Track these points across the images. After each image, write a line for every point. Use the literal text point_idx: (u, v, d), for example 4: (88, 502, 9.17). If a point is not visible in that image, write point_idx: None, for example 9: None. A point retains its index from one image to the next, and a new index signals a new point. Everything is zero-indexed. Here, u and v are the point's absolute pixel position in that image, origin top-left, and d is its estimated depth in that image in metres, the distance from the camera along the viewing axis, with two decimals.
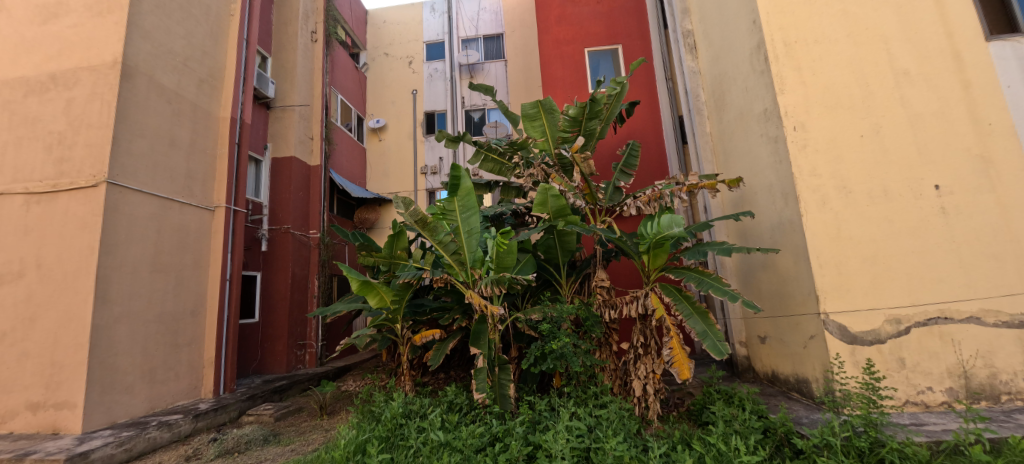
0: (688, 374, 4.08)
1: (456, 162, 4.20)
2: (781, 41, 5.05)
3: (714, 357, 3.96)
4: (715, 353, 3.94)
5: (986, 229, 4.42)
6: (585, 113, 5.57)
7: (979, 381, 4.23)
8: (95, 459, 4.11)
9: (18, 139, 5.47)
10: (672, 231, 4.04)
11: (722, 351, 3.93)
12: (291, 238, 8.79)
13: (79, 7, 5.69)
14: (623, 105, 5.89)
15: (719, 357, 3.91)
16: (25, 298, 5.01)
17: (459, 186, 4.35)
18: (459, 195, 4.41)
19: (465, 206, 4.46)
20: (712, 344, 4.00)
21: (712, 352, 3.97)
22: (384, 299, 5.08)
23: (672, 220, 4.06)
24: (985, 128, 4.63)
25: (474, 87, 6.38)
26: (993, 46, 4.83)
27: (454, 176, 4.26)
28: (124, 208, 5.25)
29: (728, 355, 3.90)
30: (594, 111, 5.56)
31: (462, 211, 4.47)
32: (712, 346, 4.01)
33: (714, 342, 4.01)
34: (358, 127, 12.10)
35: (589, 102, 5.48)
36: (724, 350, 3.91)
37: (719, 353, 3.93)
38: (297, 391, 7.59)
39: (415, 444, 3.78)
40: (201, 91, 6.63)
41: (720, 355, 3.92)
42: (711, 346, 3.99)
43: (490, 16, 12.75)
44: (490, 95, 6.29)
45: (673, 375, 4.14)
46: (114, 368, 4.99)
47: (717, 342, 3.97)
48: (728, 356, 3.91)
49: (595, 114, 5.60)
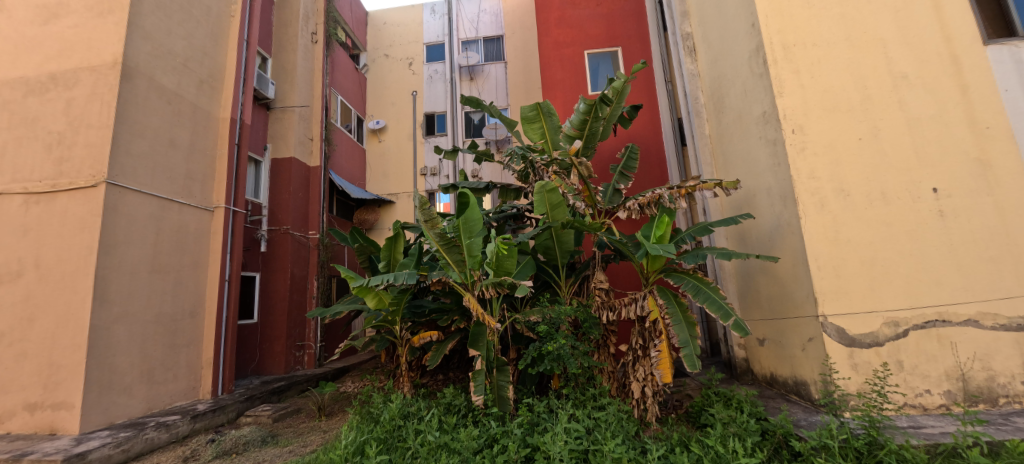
0: (669, 377, 4.40)
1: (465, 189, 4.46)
2: (779, 45, 5.07)
3: (688, 368, 4.06)
4: (689, 365, 4.02)
5: (984, 231, 4.43)
6: (592, 112, 5.63)
7: (977, 384, 4.23)
8: (93, 459, 4.10)
9: (17, 139, 5.46)
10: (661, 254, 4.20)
11: (693, 364, 4.03)
12: (290, 239, 8.78)
13: (80, 8, 5.70)
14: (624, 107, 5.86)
15: (691, 369, 4.02)
16: (23, 298, 5.01)
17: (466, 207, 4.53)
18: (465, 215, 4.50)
19: (470, 226, 4.50)
20: (688, 354, 4.10)
21: (687, 363, 4.06)
22: (383, 300, 5.09)
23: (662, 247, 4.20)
24: (983, 132, 4.65)
25: (465, 100, 6.47)
26: (990, 50, 4.85)
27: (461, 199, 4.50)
28: (123, 208, 5.25)
29: (698, 367, 3.99)
30: (601, 112, 5.63)
31: (466, 229, 4.51)
32: (686, 358, 4.10)
33: (691, 354, 4.09)
34: (358, 128, 12.11)
35: (598, 100, 5.52)
36: (695, 364, 4.01)
37: (692, 365, 4.03)
38: (296, 392, 7.57)
39: (413, 445, 3.77)
40: (201, 92, 6.64)
41: (693, 367, 4.00)
42: (688, 358, 4.08)
43: (491, 18, 12.77)
44: (479, 108, 6.38)
45: (656, 377, 4.39)
46: (112, 369, 4.98)
47: (691, 354, 4.06)
48: (700, 369, 3.99)
49: (601, 115, 5.65)
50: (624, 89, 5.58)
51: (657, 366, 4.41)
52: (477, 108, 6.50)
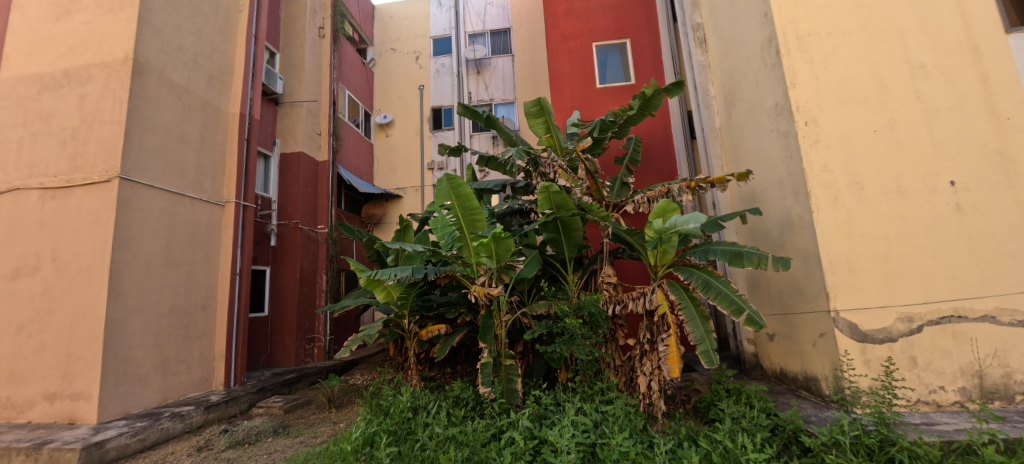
0: (677, 371, 4.18)
1: (450, 173, 4.43)
2: (792, 34, 4.97)
3: (705, 364, 4.06)
4: (708, 361, 4.01)
5: (1002, 226, 4.32)
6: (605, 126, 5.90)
7: (993, 381, 4.15)
8: (110, 448, 4.20)
9: (32, 135, 5.55)
10: (687, 227, 3.89)
11: (711, 360, 4.01)
12: (300, 233, 8.91)
13: (91, 5, 5.76)
14: (644, 116, 5.94)
15: (709, 366, 4.01)
16: (41, 291, 5.11)
17: (463, 197, 4.44)
18: (465, 209, 4.48)
19: (472, 221, 4.52)
20: (704, 350, 4.09)
21: (705, 360, 4.05)
22: (391, 294, 5.31)
23: (692, 218, 3.92)
24: (1003, 123, 4.51)
25: (462, 111, 6.44)
26: (1014, 38, 4.68)
27: (455, 189, 4.43)
28: (136, 203, 5.32)
29: (716, 364, 3.98)
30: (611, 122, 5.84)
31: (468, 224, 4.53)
32: (704, 352, 4.09)
33: (707, 350, 4.07)
34: (366, 122, 12.15)
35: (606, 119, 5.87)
36: (713, 359, 3.99)
37: (709, 361, 4.02)
38: (305, 384, 7.68)
39: (422, 437, 3.82)
40: (211, 87, 6.69)
41: (710, 363, 3.98)
42: (705, 354, 4.06)
43: (497, 10, 12.63)
44: (475, 117, 6.35)
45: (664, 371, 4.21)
46: (127, 360, 5.08)
47: (710, 349, 4.05)
48: (717, 365, 3.99)
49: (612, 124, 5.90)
50: (649, 98, 5.67)
51: (665, 359, 4.24)
52: (473, 116, 6.44)
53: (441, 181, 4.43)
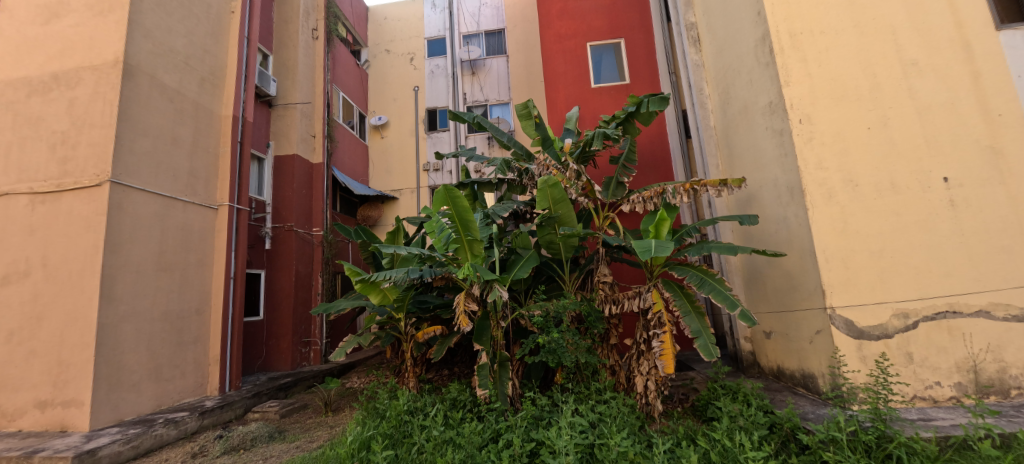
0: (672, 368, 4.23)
1: (451, 186, 4.45)
2: (786, 33, 4.98)
3: (703, 358, 4.11)
4: (706, 354, 4.06)
5: (996, 220, 4.35)
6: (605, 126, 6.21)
7: (988, 376, 4.17)
8: (102, 456, 4.14)
9: (21, 139, 5.48)
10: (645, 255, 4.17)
11: (710, 353, 4.07)
12: (294, 236, 8.84)
13: (80, 7, 5.69)
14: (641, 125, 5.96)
15: (707, 358, 4.06)
16: (31, 297, 5.04)
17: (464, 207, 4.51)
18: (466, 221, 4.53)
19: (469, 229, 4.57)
20: (702, 344, 4.14)
21: (701, 352, 4.12)
22: (387, 296, 5.30)
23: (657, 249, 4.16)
24: (995, 120, 4.55)
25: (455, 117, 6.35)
26: (1004, 35, 4.73)
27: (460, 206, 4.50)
28: (127, 207, 5.26)
29: (715, 356, 4.03)
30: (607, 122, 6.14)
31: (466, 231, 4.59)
32: (702, 346, 4.14)
33: (704, 343, 4.14)
34: (360, 123, 12.13)
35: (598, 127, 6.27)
36: (711, 353, 4.05)
37: (708, 354, 4.07)
38: (302, 388, 7.61)
39: (419, 440, 3.77)
40: (203, 89, 6.64)
41: (709, 355, 4.05)
42: (703, 347, 4.11)
43: (492, 11, 12.60)
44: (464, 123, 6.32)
45: (659, 367, 4.23)
46: (120, 366, 5.02)
47: (708, 343, 4.09)
48: (716, 359, 4.04)
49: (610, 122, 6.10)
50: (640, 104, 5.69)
51: (660, 356, 4.25)
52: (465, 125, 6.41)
53: (449, 192, 4.45)
